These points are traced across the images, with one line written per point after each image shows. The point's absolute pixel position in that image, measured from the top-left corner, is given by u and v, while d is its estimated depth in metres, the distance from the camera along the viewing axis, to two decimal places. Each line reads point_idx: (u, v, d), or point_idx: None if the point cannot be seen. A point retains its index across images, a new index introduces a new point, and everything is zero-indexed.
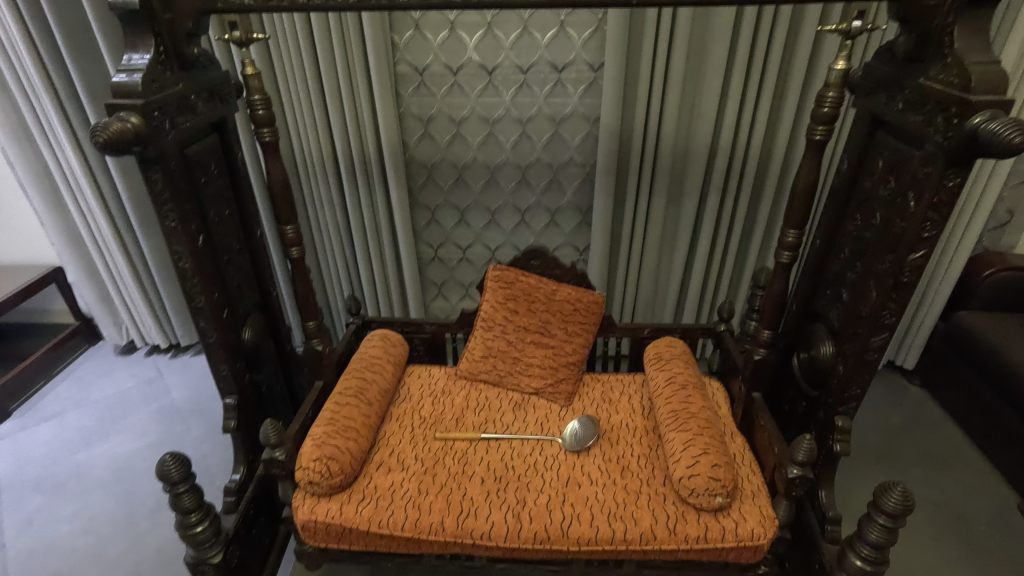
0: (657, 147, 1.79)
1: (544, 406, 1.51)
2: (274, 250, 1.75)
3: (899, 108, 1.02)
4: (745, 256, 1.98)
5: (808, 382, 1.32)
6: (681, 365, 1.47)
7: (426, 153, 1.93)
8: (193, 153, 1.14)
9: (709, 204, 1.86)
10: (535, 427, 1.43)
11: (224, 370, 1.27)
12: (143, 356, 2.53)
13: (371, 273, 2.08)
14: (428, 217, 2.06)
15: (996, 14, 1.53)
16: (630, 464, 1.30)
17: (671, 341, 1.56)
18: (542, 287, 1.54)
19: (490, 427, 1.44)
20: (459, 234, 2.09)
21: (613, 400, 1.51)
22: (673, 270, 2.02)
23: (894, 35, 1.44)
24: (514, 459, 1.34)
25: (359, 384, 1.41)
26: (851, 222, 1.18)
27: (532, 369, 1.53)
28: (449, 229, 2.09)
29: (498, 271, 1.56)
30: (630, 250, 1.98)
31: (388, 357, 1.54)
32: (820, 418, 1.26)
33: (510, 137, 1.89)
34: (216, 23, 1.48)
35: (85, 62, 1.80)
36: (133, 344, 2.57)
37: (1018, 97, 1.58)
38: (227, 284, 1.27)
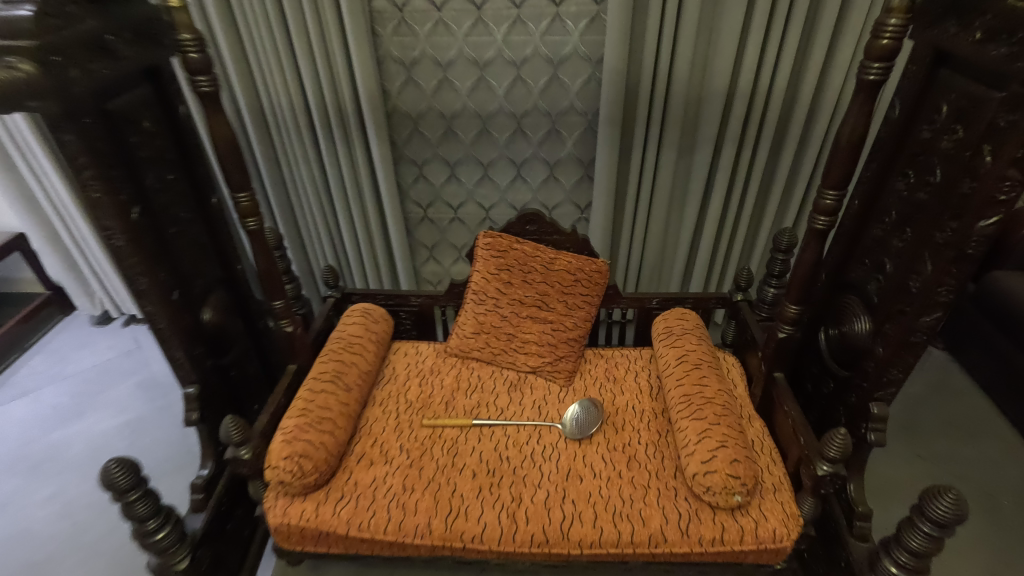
0: (669, 90, 1.58)
1: (543, 385, 1.37)
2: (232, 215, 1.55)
3: (974, 39, 0.83)
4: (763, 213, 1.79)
5: (837, 362, 1.17)
6: (693, 340, 1.32)
7: (410, 101, 1.72)
8: (117, 108, 0.95)
9: (724, 156, 1.66)
10: (532, 412, 1.30)
11: (180, 358, 1.12)
12: (121, 328, 2.40)
13: (356, 236, 1.90)
14: (415, 172, 1.87)
15: None
16: (636, 454, 1.18)
17: (683, 313, 1.40)
18: (539, 255, 1.38)
19: (483, 411, 1.31)
20: (450, 191, 1.90)
21: (618, 379, 1.38)
22: (683, 229, 1.83)
23: None
24: (509, 449, 1.21)
25: (336, 368, 1.27)
26: (899, 180, 1.00)
27: (528, 346, 1.39)
28: (438, 186, 1.89)
29: (490, 237, 1.39)
30: (637, 208, 1.79)
31: (370, 335, 1.40)
32: (850, 402, 1.12)
33: (503, 82, 1.68)
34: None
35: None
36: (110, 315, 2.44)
37: None
38: (178, 261, 1.10)
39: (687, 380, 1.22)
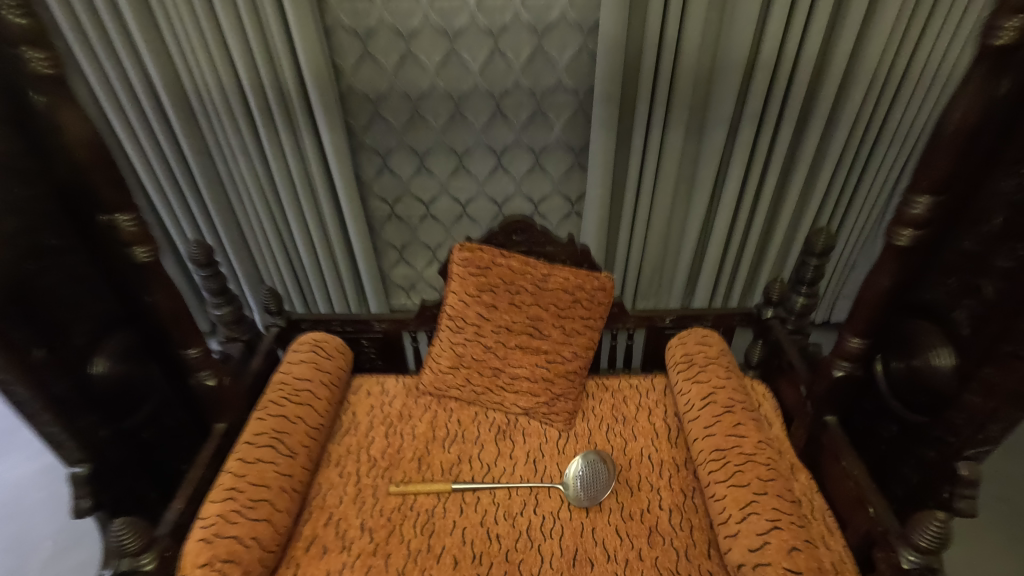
0: (676, 61, 1.28)
1: (538, 431, 1.12)
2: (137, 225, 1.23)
3: None
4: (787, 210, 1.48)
5: (901, 402, 0.94)
6: (719, 372, 1.08)
7: (368, 80, 1.42)
8: None
9: (741, 141, 1.37)
10: (526, 468, 1.05)
11: (58, 432, 0.84)
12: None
13: (305, 243, 1.60)
14: (378, 164, 1.57)
15: None
16: (659, 525, 0.94)
17: (704, 335, 1.16)
18: (528, 272, 1.12)
19: (464, 471, 1.06)
20: (420, 184, 1.60)
21: (628, 420, 1.14)
22: (690, 229, 1.53)
23: None
24: (499, 523, 0.96)
25: (277, 427, 1.00)
26: (1002, 179, 0.77)
27: (519, 383, 1.14)
28: (406, 179, 1.59)
29: (467, 250, 1.13)
30: (637, 205, 1.49)
31: (321, 376, 1.12)
32: (924, 455, 0.90)
33: (478, 56, 1.39)
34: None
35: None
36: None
37: None
38: (38, 309, 0.83)
39: (718, 429, 0.98)
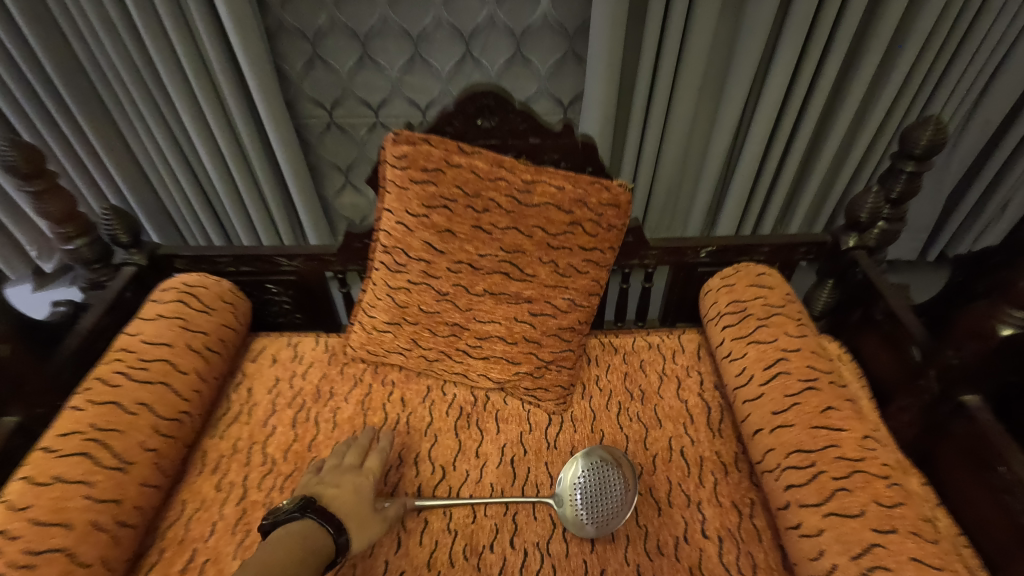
0: None
1: (517, 415, 0.78)
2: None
3: None
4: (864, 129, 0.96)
5: None
6: (787, 326, 0.73)
7: None
8: None
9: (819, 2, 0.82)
10: (499, 474, 0.71)
11: None
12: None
13: (212, 178, 1.04)
14: (306, 53, 0.99)
15: None
16: (704, 564, 0.61)
17: (759, 272, 0.81)
18: (504, 179, 0.73)
19: (407, 479, 0.70)
20: (363, 84, 1.03)
21: (649, 395, 0.79)
22: (712, 154, 1.00)
23: None
24: (456, 566, 0.62)
25: (100, 423, 0.62)
26: None
27: (489, 347, 0.77)
28: (343, 75, 1.02)
29: (407, 146, 0.73)
30: (650, 116, 0.95)
31: (192, 337, 0.75)
32: None
33: None
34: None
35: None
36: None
37: None
38: None
39: (797, 418, 0.63)
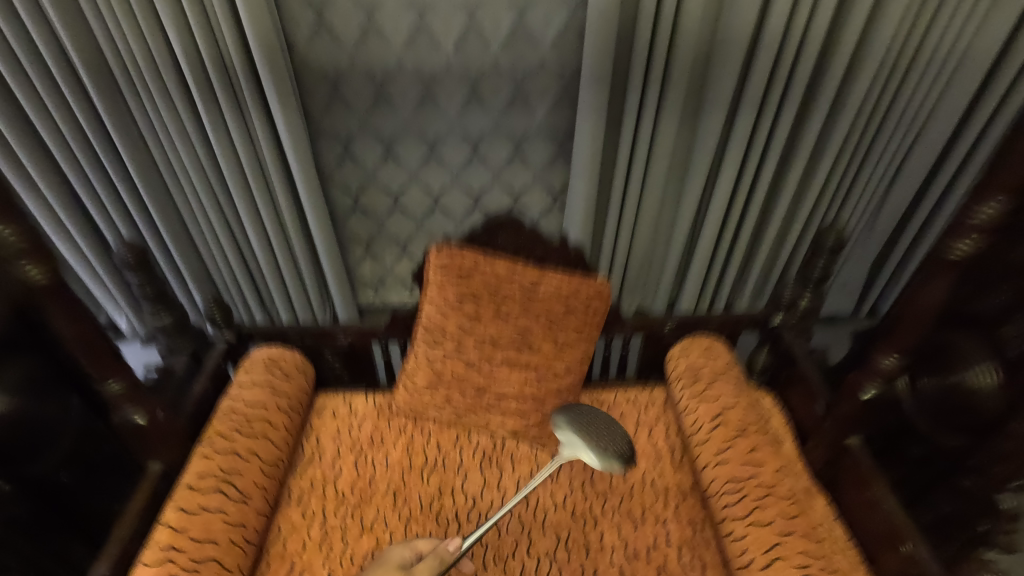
0: (671, 37, 1.05)
1: (528, 457, 1.01)
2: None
3: None
4: (789, 208, 1.27)
5: (936, 425, 0.84)
6: (728, 388, 0.98)
7: (323, 52, 1.16)
8: None
9: (742, 128, 1.15)
10: (516, 501, 0.94)
11: None
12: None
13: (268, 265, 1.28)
14: (339, 150, 1.30)
15: None
16: (667, 563, 0.84)
17: (708, 342, 1.07)
18: (519, 277, 0.99)
19: (447, 506, 0.93)
20: (386, 173, 1.34)
21: (627, 438, 1.03)
22: (677, 237, 1.32)
23: None
24: (488, 569, 0.84)
25: (225, 466, 0.85)
26: None
27: (506, 403, 1.01)
28: (370, 167, 1.33)
29: (446, 254, 0.99)
30: (628, 210, 1.26)
31: (279, 398, 0.98)
32: (960, 488, 0.81)
33: (451, 30, 1.15)
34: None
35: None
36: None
37: None
38: None
39: (733, 455, 0.88)
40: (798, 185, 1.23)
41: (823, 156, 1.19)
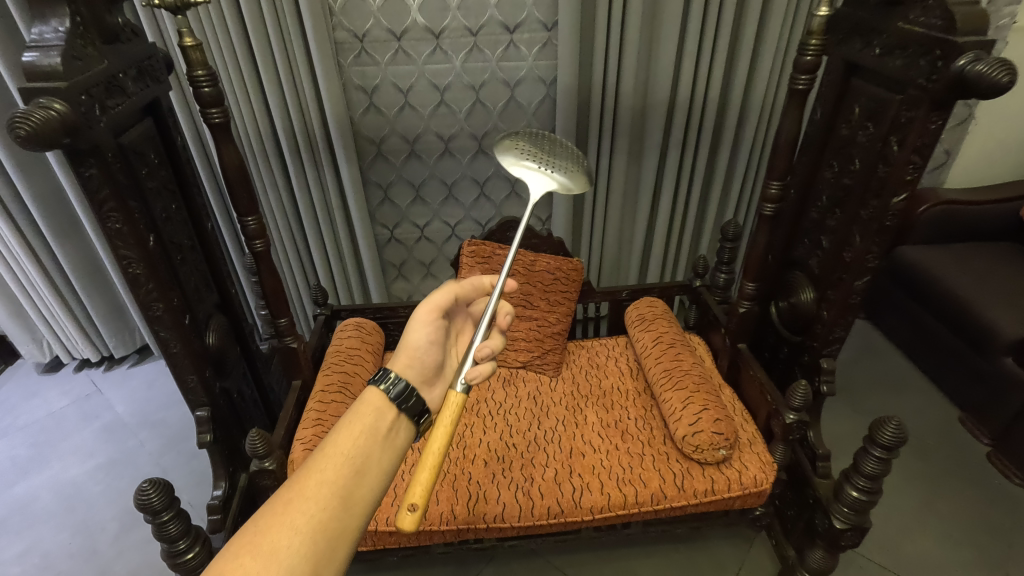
0: (617, 104, 1.61)
1: (534, 378, 1.49)
2: (232, 225, 1.66)
3: (876, 54, 1.01)
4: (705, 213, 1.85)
5: (789, 327, 1.35)
6: (664, 324, 1.48)
7: (372, 127, 1.67)
8: (129, 142, 0.96)
9: (670, 160, 1.70)
10: (529, 402, 1.41)
11: (191, 381, 1.12)
12: (128, 371, 2.16)
13: (343, 267, 1.86)
14: (381, 196, 1.80)
15: None
16: (628, 427, 1.32)
17: (651, 301, 1.56)
18: (521, 259, 1.50)
19: (483, 407, 1.40)
20: (415, 212, 1.85)
21: (600, 365, 1.52)
22: (635, 237, 1.86)
23: None
24: (513, 436, 1.31)
25: (341, 379, 1.33)
26: (828, 170, 1.19)
27: (517, 344, 1.51)
28: (403, 208, 1.84)
29: (473, 246, 1.51)
30: (597, 220, 1.80)
31: (366, 345, 1.46)
32: (805, 361, 1.29)
33: (463, 106, 1.65)
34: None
35: (20, 48, 1.45)
36: (87, 360, 2.18)
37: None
38: (185, 287, 1.12)
39: (666, 357, 1.38)
40: (708, 197, 1.81)
41: (718, 177, 1.77)
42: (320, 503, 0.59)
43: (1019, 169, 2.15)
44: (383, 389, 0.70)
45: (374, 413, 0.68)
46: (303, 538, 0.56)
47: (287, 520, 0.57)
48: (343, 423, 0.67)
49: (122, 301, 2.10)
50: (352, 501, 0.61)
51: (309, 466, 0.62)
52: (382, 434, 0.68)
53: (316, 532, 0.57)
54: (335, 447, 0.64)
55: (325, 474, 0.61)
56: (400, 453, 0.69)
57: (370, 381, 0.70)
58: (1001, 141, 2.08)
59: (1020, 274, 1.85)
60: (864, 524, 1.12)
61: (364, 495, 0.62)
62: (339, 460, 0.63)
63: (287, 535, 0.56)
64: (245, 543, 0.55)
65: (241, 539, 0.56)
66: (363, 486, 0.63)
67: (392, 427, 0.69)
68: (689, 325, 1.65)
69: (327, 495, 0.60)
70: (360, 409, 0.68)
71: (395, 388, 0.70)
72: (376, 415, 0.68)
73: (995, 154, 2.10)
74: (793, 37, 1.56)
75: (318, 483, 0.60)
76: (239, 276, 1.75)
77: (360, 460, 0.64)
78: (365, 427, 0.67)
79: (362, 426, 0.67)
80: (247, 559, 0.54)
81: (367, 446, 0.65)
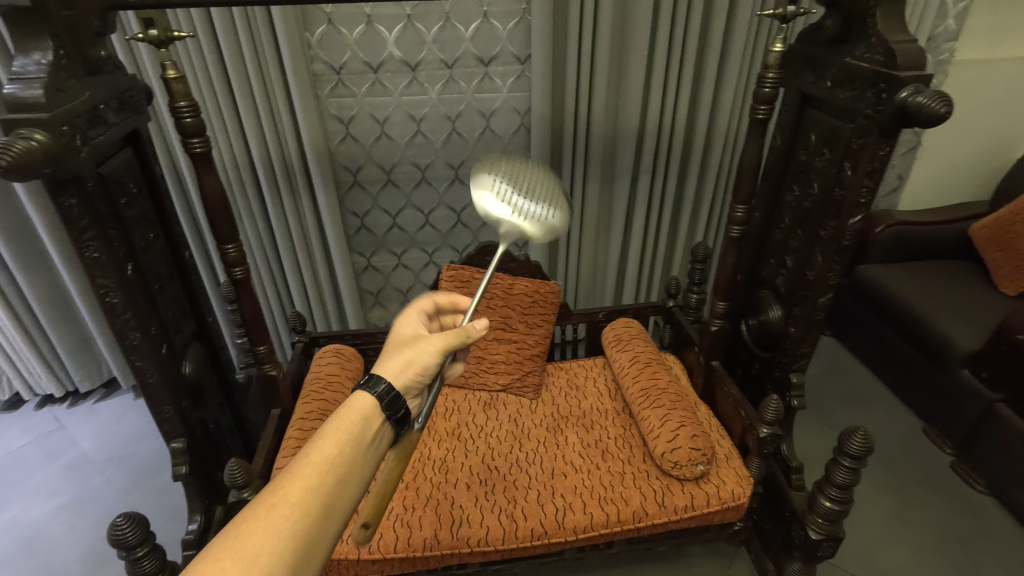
0: (588, 132, 1.68)
1: (514, 401, 1.51)
2: (208, 253, 1.66)
3: (827, 86, 1.09)
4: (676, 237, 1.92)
5: (760, 344, 1.40)
6: (640, 344, 1.52)
7: (350, 156, 1.69)
8: (109, 172, 0.97)
9: (641, 186, 1.77)
10: (510, 424, 1.42)
11: (168, 411, 1.10)
12: (94, 406, 2.09)
13: (320, 295, 1.86)
14: (358, 224, 1.82)
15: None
16: (608, 446, 1.34)
17: (627, 322, 1.60)
18: (499, 282, 1.53)
19: (465, 430, 1.40)
20: (393, 239, 1.87)
21: (579, 386, 1.54)
22: (609, 261, 1.91)
23: (818, 18, 1.48)
24: (495, 459, 1.31)
25: (322, 406, 1.33)
26: (789, 194, 1.25)
27: (497, 367, 1.52)
28: (381, 235, 1.85)
29: (452, 270, 1.53)
30: (572, 245, 1.85)
31: (346, 372, 1.46)
32: (776, 376, 1.34)
33: (440, 136, 1.70)
34: (120, 22, 1.32)
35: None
36: (50, 395, 2.11)
37: (920, 36, 1.70)
38: (163, 315, 1.11)
39: (642, 376, 1.41)
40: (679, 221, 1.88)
41: (687, 202, 1.84)
42: (301, 510, 0.57)
43: (966, 191, 2.29)
44: (373, 395, 0.67)
45: (361, 419, 0.66)
46: (283, 546, 0.55)
47: (268, 526, 0.55)
48: (328, 428, 0.64)
49: (90, 334, 2.05)
50: (333, 510, 0.60)
51: (291, 472, 0.59)
52: (367, 442, 0.66)
53: (297, 539, 0.56)
54: (319, 452, 0.61)
55: (308, 481, 0.59)
56: (381, 460, 0.67)
57: (364, 386, 0.68)
58: (948, 165, 2.21)
59: (971, 290, 1.96)
60: (839, 533, 1.16)
61: (344, 504, 0.61)
62: (325, 467, 0.60)
63: (267, 543, 0.54)
64: (223, 548, 0.53)
65: (218, 543, 0.54)
66: (344, 494, 0.61)
67: (377, 435, 0.67)
68: (664, 344, 1.70)
69: (309, 503, 0.58)
70: (348, 415, 0.66)
71: (386, 395, 0.67)
72: (364, 421, 0.66)
73: (942, 178, 2.24)
74: (752, 71, 1.66)
75: (302, 490, 0.58)
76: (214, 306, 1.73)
77: (344, 467, 0.62)
78: (352, 434, 0.65)
79: (348, 433, 0.64)
80: (226, 563, 0.52)
81: (353, 454, 0.63)
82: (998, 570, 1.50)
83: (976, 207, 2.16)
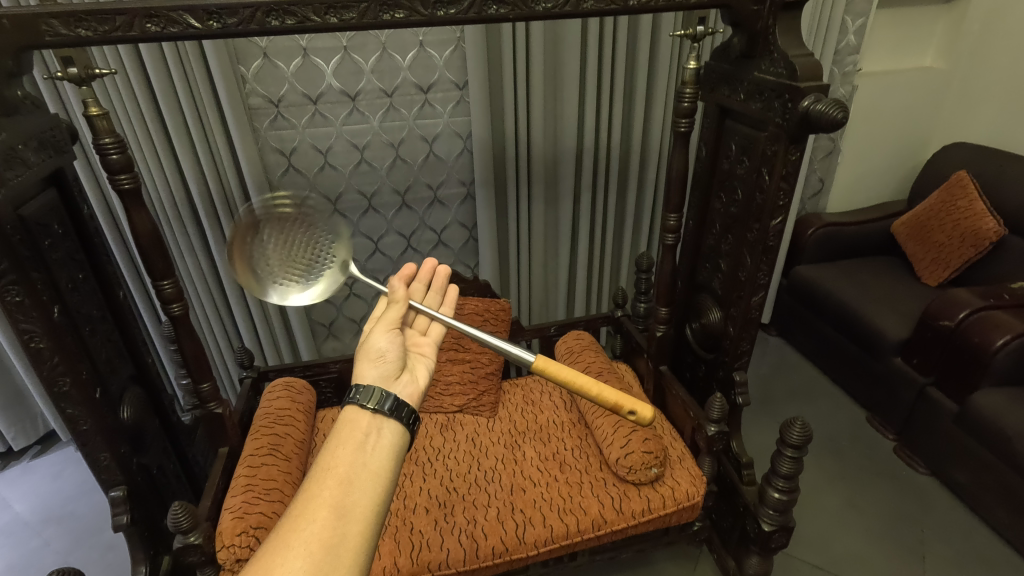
0: (529, 152, 1.72)
1: (470, 421, 1.50)
2: (147, 293, 1.61)
3: (741, 99, 1.16)
4: (621, 247, 1.98)
5: (704, 347, 1.45)
6: (591, 354, 1.55)
7: (294, 187, 1.68)
8: (30, 214, 0.93)
9: (584, 203, 1.82)
10: (468, 444, 1.42)
11: (106, 459, 1.05)
12: (27, 465, 1.97)
13: (270, 329, 1.83)
14: None
15: (809, 17, 1.78)
16: (566, 458, 1.35)
17: (578, 334, 1.63)
18: None
19: (423, 454, 1.39)
20: None
21: (535, 401, 1.56)
22: (560, 277, 1.95)
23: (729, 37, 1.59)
24: (454, 481, 1.31)
25: (271, 442, 1.30)
26: (717, 201, 1.32)
27: (452, 388, 1.53)
28: None
29: None
30: (520, 261, 1.89)
31: (297, 405, 1.44)
32: (720, 375, 1.39)
33: (384, 162, 1.71)
34: (39, 60, 1.29)
35: None
36: None
37: (825, 52, 1.85)
38: (96, 359, 1.07)
39: None
40: (623, 233, 1.95)
41: (627, 213, 1.91)
42: (311, 519, 0.56)
43: (884, 192, 2.45)
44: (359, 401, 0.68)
45: (355, 429, 0.66)
46: (296, 554, 0.53)
47: (277, 544, 0.54)
48: (328, 444, 0.64)
49: (23, 386, 1.95)
50: (346, 508, 0.57)
51: (299, 489, 0.59)
52: (368, 446, 0.64)
53: (313, 545, 0.54)
54: (319, 463, 0.61)
55: (312, 491, 0.58)
56: (390, 451, 0.65)
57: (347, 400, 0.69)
58: (867, 167, 2.37)
59: (896, 284, 2.09)
60: (789, 522, 1.20)
61: (362, 502, 0.58)
62: (327, 474, 0.59)
63: (282, 555, 0.53)
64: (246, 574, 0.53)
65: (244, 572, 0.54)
66: (360, 491, 0.59)
67: (375, 431, 0.66)
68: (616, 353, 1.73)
69: (318, 510, 0.56)
70: (340, 428, 0.65)
71: (371, 397, 0.68)
72: (358, 430, 0.65)
73: (863, 180, 2.39)
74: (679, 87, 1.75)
75: (309, 500, 0.57)
76: (156, 347, 1.68)
77: (346, 469, 0.60)
78: (349, 442, 0.64)
79: (349, 441, 0.64)
80: None
81: (351, 455, 0.62)
82: (943, 546, 1.57)
83: (896, 206, 2.32)
